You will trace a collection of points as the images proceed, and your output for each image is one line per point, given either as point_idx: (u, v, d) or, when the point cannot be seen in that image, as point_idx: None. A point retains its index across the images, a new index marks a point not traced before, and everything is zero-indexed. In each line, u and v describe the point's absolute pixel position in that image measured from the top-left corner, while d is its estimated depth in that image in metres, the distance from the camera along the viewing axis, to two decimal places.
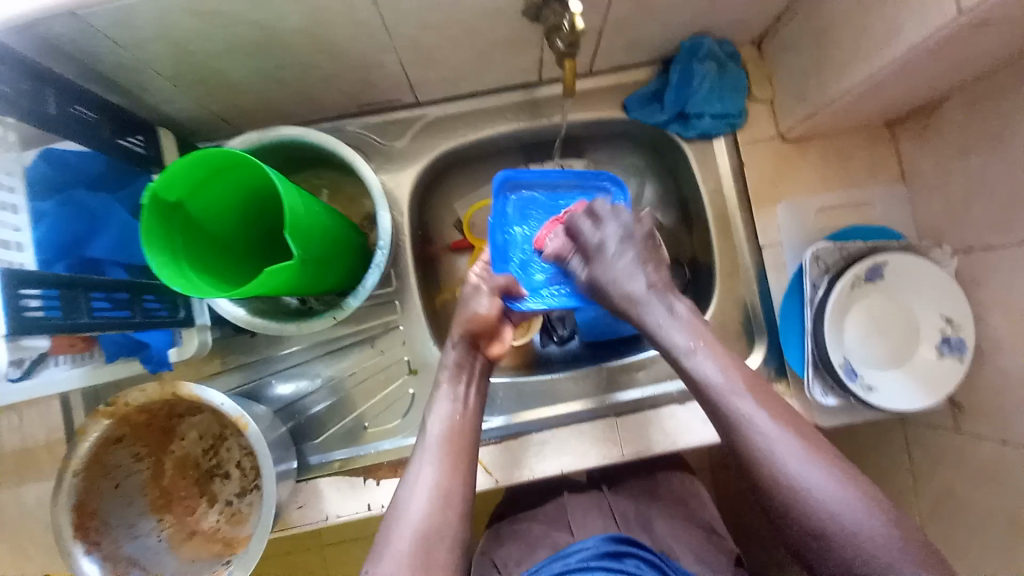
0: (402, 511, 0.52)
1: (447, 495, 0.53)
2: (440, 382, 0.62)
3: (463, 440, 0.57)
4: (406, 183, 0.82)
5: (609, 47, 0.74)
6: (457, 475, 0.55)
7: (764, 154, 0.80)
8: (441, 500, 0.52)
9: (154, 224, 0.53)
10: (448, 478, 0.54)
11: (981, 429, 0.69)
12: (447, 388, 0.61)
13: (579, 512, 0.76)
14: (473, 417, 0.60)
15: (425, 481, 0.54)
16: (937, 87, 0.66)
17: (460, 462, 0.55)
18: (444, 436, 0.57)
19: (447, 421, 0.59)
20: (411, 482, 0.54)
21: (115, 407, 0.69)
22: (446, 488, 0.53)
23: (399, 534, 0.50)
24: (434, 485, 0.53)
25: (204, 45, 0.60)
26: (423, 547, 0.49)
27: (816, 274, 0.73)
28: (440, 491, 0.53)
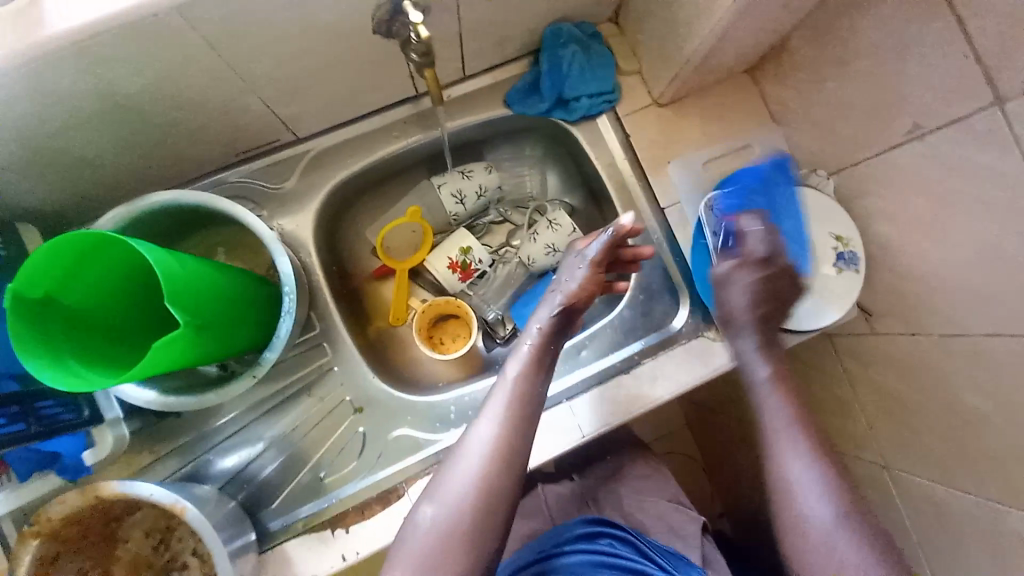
0: (463, 459, 0.56)
1: (489, 493, 0.54)
2: (527, 339, 0.65)
3: (519, 438, 0.57)
4: (308, 222, 0.80)
5: (475, 48, 0.76)
6: (501, 475, 0.55)
7: (646, 121, 0.84)
8: (482, 497, 0.54)
9: (24, 328, 0.49)
10: (492, 479, 0.55)
11: (892, 326, 0.74)
12: (529, 347, 0.64)
13: (553, 503, 0.78)
14: (548, 380, 0.63)
15: (469, 474, 0.55)
16: (775, 29, 0.72)
17: (511, 459, 0.56)
18: (500, 431, 0.57)
19: (511, 410, 0.59)
20: (453, 473, 0.56)
21: (40, 525, 0.63)
22: (489, 485, 0.55)
23: (458, 479, 0.55)
24: (479, 481, 0.55)
25: (42, 122, 0.56)
26: (481, 494, 0.54)
27: (715, 223, 0.76)
28: (481, 486, 0.54)
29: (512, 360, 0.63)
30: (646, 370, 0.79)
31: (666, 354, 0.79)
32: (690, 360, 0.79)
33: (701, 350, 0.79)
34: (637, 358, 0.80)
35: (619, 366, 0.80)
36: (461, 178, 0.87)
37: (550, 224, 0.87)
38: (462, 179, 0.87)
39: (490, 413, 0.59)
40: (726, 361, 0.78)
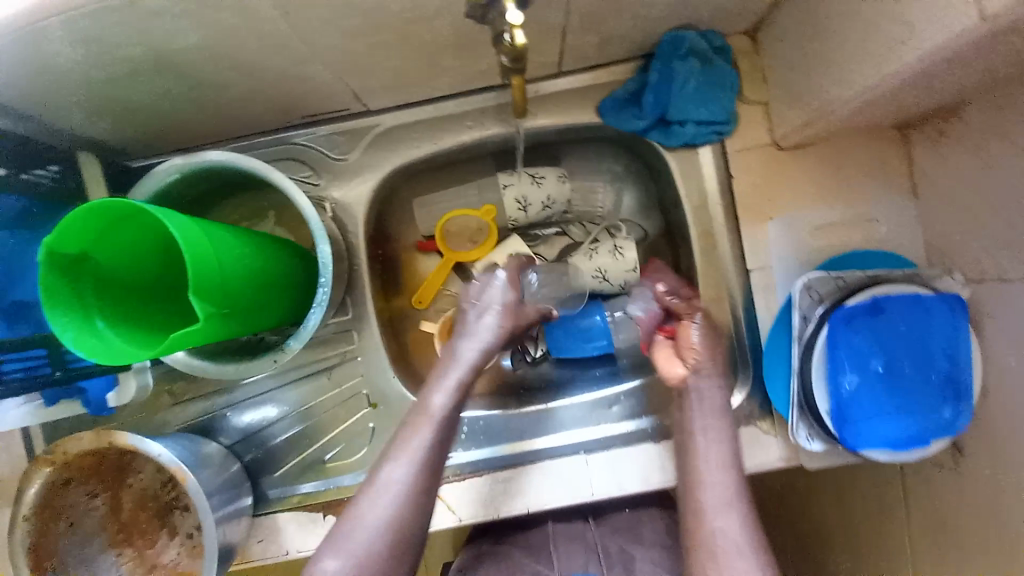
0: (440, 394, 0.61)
1: (419, 500, 0.55)
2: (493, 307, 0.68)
3: (446, 443, 0.59)
4: (361, 201, 0.76)
5: (576, 46, 0.65)
6: (433, 480, 0.57)
7: (755, 165, 0.71)
8: (411, 501, 0.55)
9: (58, 287, 0.48)
10: (423, 481, 0.56)
11: (980, 471, 0.63)
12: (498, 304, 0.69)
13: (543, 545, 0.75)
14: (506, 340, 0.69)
15: (402, 477, 0.55)
16: (954, 92, 0.56)
17: (439, 458, 0.58)
18: (434, 435, 0.59)
19: (442, 417, 0.60)
20: (385, 476, 0.56)
21: (53, 453, 0.70)
22: (421, 488, 0.55)
23: (434, 410, 0.60)
24: (411, 487, 0.55)
25: (107, 71, 0.53)
26: (448, 424, 0.60)
27: (807, 306, 0.66)
28: (411, 491, 0.55)
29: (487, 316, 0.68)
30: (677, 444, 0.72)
31: None
32: None
33: (747, 441, 0.71)
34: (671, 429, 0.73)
35: (648, 431, 0.73)
36: (530, 183, 0.78)
37: (613, 249, 0.79)
38: (532, 185, 0.78)
39: (422, 420, 0.60)
40: (774, 458, 0.71)
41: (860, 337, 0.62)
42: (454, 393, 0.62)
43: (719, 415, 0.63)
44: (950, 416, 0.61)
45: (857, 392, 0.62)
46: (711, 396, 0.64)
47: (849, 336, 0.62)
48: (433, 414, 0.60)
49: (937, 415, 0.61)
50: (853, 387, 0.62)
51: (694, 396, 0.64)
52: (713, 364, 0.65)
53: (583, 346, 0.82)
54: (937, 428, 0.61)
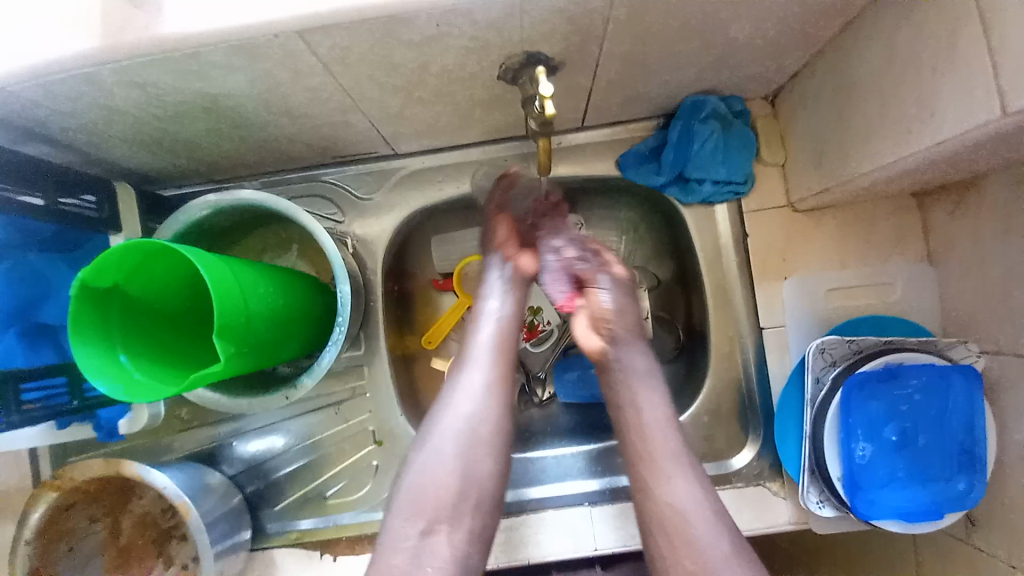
0: (452, 400, 0.55)
1: (493, 403, 0.55)
2: (501, 278, 0.64)
3: (510, 358, 0.58)
4: (382, 240, 0.77)
5: (602, 105, 0.67)
6: (505, 393, 0.56)
7: (771, 224, 0.73)
8: (486, 407, 0.54)
9: (85, 319, 0.49)
10: (495, 392, 0.56)
11: (994, 546, 0.62)
12: (505, 283, 0.63)
13: None
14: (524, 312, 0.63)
15: (474, 389, 0.55)
16: (972, 168, 0.58)
17: (506, 374, 0.57)
18: (496, 352, 0.58)
19: (499, 336, 0.59)
20: (456, 389, 0.56)
21: (62, 479, 0.67)
22: (495, 398, 0.55)
23: (452, 412, 0.54)
24: (484, 398, 0.55)
25: (153, 111, 0.55)
26: (472, 429, 0.53)
27: (822, 368, 0.66)
28: (485, 402, 0.55)
29: (487, 306, 0.61)
30: None
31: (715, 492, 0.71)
32: (739, 508, 0.70)
33: (756, 502, 0.70)
34: None
35: None
36: None
37: None
38: None
39: (458, 395, 0.55)
40: (783, 521, 0.70)
41: (872, 403, 0.63)
42: (490, 366, 0.57)
43: (653, 381, 0.58)
44: (963, 488, 0.61)
45: (870, 461, 0.63)
46: (638, 358, 0.59)
47: (862, 401, 0.63)
48: (487, 333, 0.59)
49: (951, 485, 0.61)
50: (866, 455, 0.63)
51: (618, 369, 0.58)
52: (627, 328, 0.61)
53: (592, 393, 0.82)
54: (950, 500, 0.61)
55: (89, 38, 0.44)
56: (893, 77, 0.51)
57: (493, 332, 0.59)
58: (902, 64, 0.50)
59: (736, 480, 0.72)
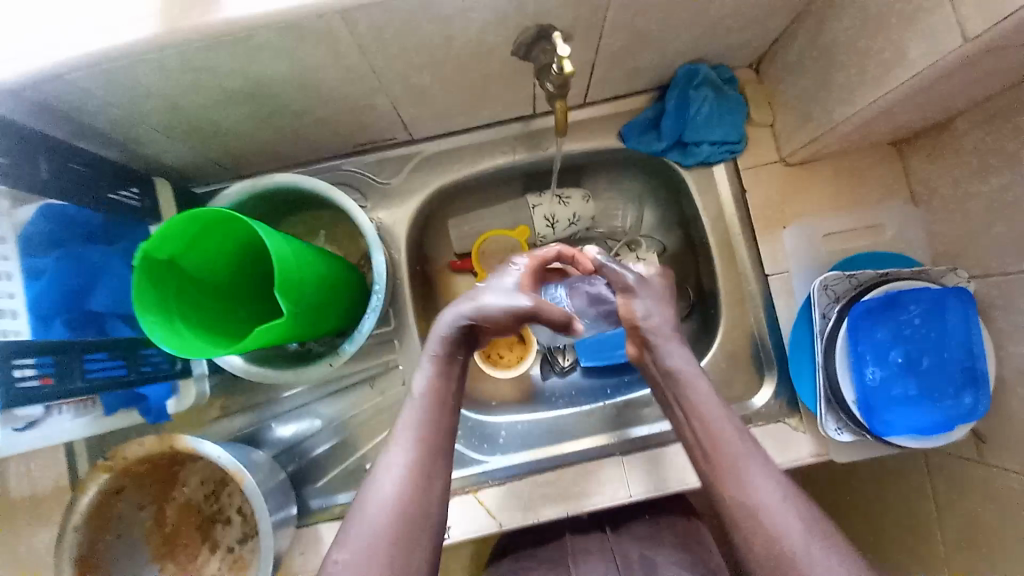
0: (378, 493, 0.52)
1: (423, 472, 0.53)
2: (426, 350, 0.59)
3: (444, 417, 0.57)
4: (404, 220, 0.82)
5: (604, 77, 0.73)
6: (434, 458, 0.54)
7: (767, 180, 0.79)
8: (416, 479, 0.53)
9: (147, 285, 0.52)
10: (426, 461, 0.54)
11: (1002, 460, 0.66)
12: (431, 353, 0.58)
13: (581, 555, 0.75)
14: (460, 382, 0.59)
15: (401, 460, 0.54)
16: (944, 108, 0.64)
17: (438, 438, 0.56)
18: (426, 411, 0.56)
19: (431, 392, 0.57)
20: (388, 461, 0.54)
21: (114, 460, 0.68)
22: (423, 466, 0.54)
23: (376, 510, 0.51)
24: (413, 466, 0.53)
25: (196, 99, 0.60)
26: (400, 524, 0.51)
27: (826, 304, 0.71)
28: (414, 471, 0.53)
29: (417, 376, 0.58)
30: None
31: None
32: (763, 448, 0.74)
33: (778, 437, 0.75)
34: None
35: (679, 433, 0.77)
36: (556, 203, 0.86)
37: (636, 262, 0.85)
38: (557, 204, 0.86)
39: (380, 498, 0.52)
40: (806, 453, 0.74)
41: (876, 332, 0.68)
42: (418, 445, 0.55)
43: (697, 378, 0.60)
44: (970, 403, 0.64)
45: (881, 381, 0.67)
46: (677, 357, 0.61)
47: (867, 329, 0.68)
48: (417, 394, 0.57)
49: (958, 401, 0.65)
50: (876, 376, 0.67)
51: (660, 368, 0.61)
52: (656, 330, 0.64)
53: (612, 354, 0.86)
54: (961, 415, 0.64)
55: (87, 45, 0.49)
56: (866, 26, 0.57)
57: (425, 389, 0.57)
58: (872, 12, 0.56)
59: (759, 420, 0.76)
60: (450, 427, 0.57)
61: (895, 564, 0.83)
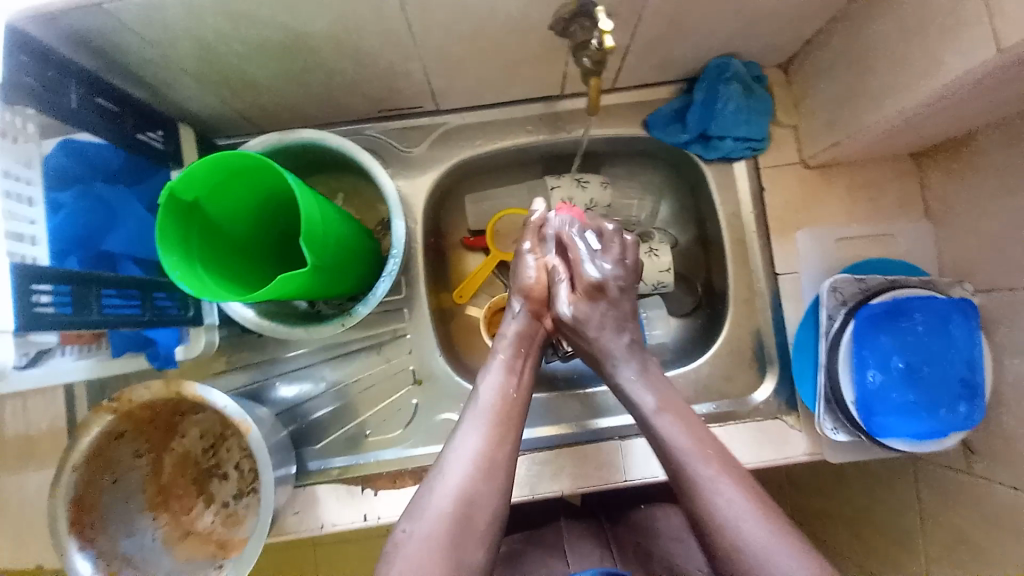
0: (445, 475, 0.55)
1: (489, 463, 0.56)
2: (497, 354, 0.65)
3: (511, 418, 0.60)
4: (423, 191, 0.82)
5: (636, 64, 0.74)
6: (502, 450, 0.57)
7: (785, 181, 0.80)
8: (483, 467, 0.55)
9: (172, 224, 0.52)
10: (493, 450, 0.57)
11: (994, 473, 0.67)
12: (504, 358, 0.64)
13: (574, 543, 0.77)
14: (524, 389, 0.63)
15: (470, 448, 0.56)
16: (967, 123, 0.65)
17: (506, 435, 0.58)
18: (495, 409, 0.60)
19: (501, 394, 0.61)
20: (458, 447, 0.57)
21: (119, 403, 0.68)
22: (489, 458, 0.56)
23: (441, 492, 0.53)
24: (481, 457, 0.56)
25: (234, 47, 0.59)
26: (463, 508, 0.52)
27: (833, 306, 0.73)
28: (482, 460, 0.55)
29: (488, 376, 0.63)
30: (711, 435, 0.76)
31: (736, 425, 0.77)
32: (761, 442, 0.75)
33: (776, 436, 0.76)
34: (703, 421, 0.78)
35: None
36: (575, 186, 0.84)
37: (649, 252, 0.84)
38: (577, 188, 0.84)
39: (444, 480, 0.54)
40: (801, 452, 0.76)
41: (882, 337, 0.69)
42: (488, 432, 0.58)
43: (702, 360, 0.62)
44: (965, 413, 0.66)
45: (881, 386, 0.68)
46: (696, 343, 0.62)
47: (872, 334, 0.69)
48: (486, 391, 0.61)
49: (954, 410, 0.66)
50: (876, 380, 0.68)
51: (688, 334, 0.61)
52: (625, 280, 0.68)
53: None
54: (955, 424, 0.66)
55: None
56: (903, 32, 0.58)
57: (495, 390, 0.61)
58: (910, 19, 0.57)
59: (756, 415, 0.78)
60: (517, 423, 0.60)
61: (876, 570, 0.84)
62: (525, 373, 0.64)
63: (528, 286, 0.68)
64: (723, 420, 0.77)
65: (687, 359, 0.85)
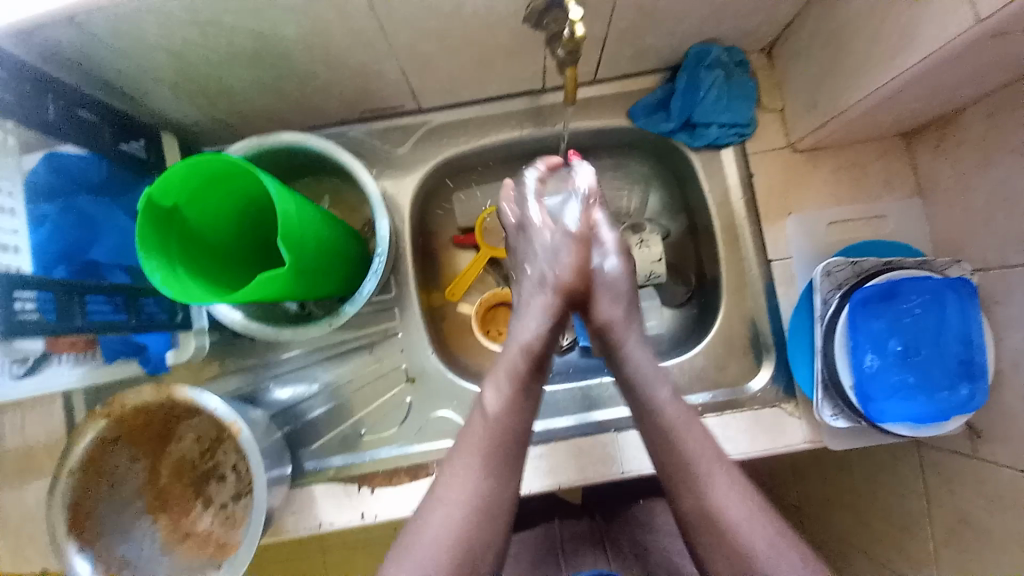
0: (438, 524, 0.52)
1: (490, 508, 0.53)
2: (500, 369, 0.59)
3: (512, 449, 0.56)
4: (409, 190, 0.82)
5: (614, 54, 0.73)
6: (501, 490, 0.54)
7: (773, 165, 0.79)
8: (481, 513, 0.53)
9: (154, 232, 0.53)
10: (494, 493, 0.54)
11: (997, 455, 0.65)
12: (507, 376, 0.58)
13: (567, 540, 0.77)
14: (528, 410, 0.58)
15: (468, 490, 0.53)
16: (951, 99, 0.63)
17: (507, 474, 0.55)
18: (494, 442, 0.56)
19: (502, 418, 0.57)
20: (455, 490, 0.54)
21: (111, 408, 0.70)
22: (489, 499, 0.54)
23: (435, 545, 0.51)
24: (481, 502, 0.53)
25: (206, 53, 0.60)
26: (460, 561, 0.51)
27: (827, 290, 0.71)
28: (482, 508, 0.53)
29: (489, 400, 0.57)
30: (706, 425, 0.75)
31: (733, 414, 0.76)
32: (756, 431, 0.75)
33: (772, 424, 0.75)
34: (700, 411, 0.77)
35: None
36: None
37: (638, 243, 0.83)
38: None
39: (440, 538, 0.51)
40: (798, 440, 0.75)
41: (876, 320, 0.68)
42: (487, 474, 0.54)
43: None
44: (966, 394, 0.64)
45: (879, 370, 0.67)
46: None
47: (867, 316, 0.68)
48: (492, 417, 0.57)
49: (955, 392, 0.65)
50: (873, 365, 0.67)
51: None
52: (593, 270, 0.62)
53: None
54: (955, 406, 0.64)
55: None
56: (879, 8, 0.57)
57: (496, 416, 0.56)
58: None
59: (753, 404, 0.77)
60: (519, 450, 0.57)
61: (886, 559, 0.82)
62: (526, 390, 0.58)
63: (567, 281, 0.61)
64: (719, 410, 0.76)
65: (680, 350, 0.84)
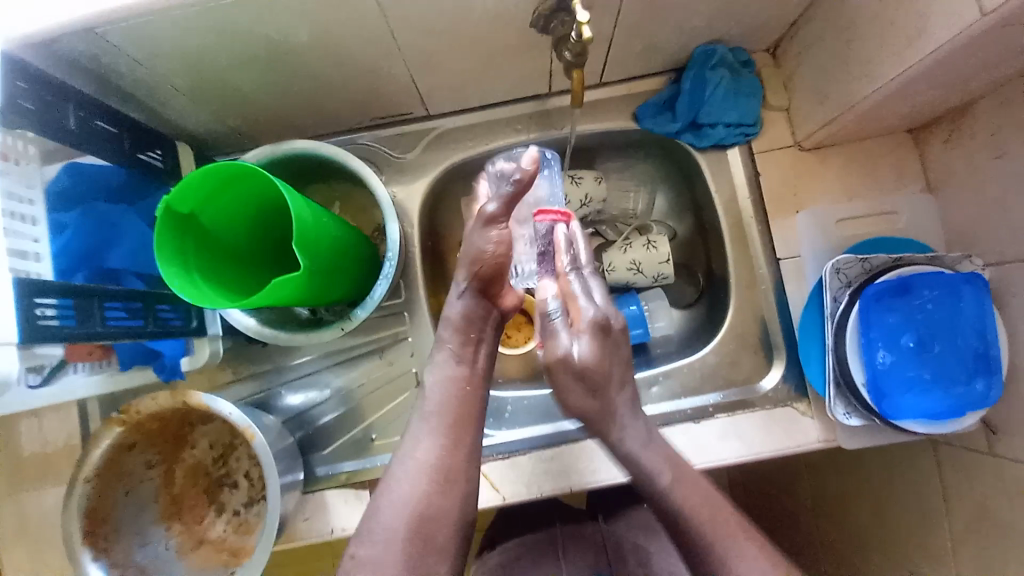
0: (397, 487, 0.55)
1: (445, 472, 0.56)
2: (445, 343, 0.65)
3: (465, 411, 0.61)
4: (418, 194, 0.83)
5: (621, 56, 0.74)
6: (454, 453, 0.57)
7: (780, 163, 0.79)
8: (438, 476, 0.55)
9: (169, 236, 0.53)
10: (448, 457, 0.57)
11: (1017, 451, 0.64)
12: (449, 348, 0.64)
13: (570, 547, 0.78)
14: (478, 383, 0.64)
15: (422, 455, 0.56)
16: (960, 92, 0.63)
17: (458, 438, 0.58)
18: (444, 404, 0.60)
19: (448, 386, 0.62)
20: (410, 455, 0.57)
21: (127, 415, 0.69)
22: (445, 467, 0.56)
23: (394, 508, 0.53)
24: (434, 464, 0.56)
25: (220, 61, 0.61)
26: (417, 523, 0.52)
27: (838, 288, 0.71)
28: (439, 468, 0.56)
29: (436, 367, 0.63)
30: (719, 423, 0.75)
31: (745, 414, 0.75)
32: (769, 430, 0.74)
33: (785, 423, 0.74)
34: (712, 411, 0.76)
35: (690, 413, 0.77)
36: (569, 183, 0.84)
37: (646, 244, 0.84)
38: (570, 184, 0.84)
39: (398, 496, 0.54)
40: (813, 438, 0.74)
41: (889, 315, 0.68)
42: (443, 436, 0.58)
43: None
44: (982, 389, 0.63)
45: (893, 366, 0.67)
46: None
47: (879, 313, 0.68)
48: (436, 388, 0.62)
49: (969, 388, 0.64)
50: (887, 361, 0.67)
51: None
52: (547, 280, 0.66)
53: None
54: (972, 402, 0.64)
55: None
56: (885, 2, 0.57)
57: (442, 383, 0.62)
58: None
59: (765, 403, 0.76)
60: (471, 416, 0.61)
61: (903, 560, 0.81)
62: (476, 362, 0.65)
63: (488, 264, 0.63)
64: (733, 410, 0.75)
65: (691, 349, 0.84)
